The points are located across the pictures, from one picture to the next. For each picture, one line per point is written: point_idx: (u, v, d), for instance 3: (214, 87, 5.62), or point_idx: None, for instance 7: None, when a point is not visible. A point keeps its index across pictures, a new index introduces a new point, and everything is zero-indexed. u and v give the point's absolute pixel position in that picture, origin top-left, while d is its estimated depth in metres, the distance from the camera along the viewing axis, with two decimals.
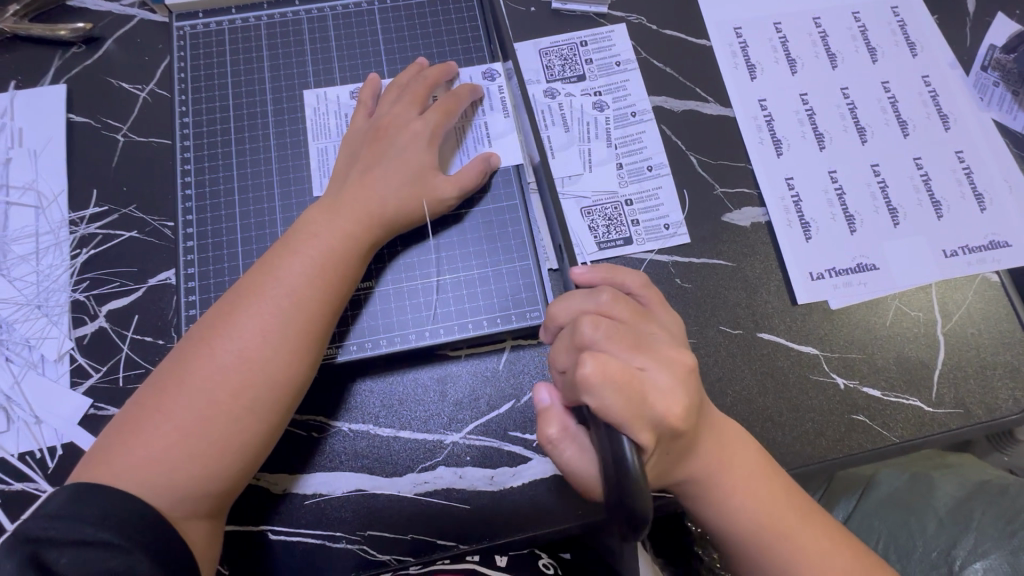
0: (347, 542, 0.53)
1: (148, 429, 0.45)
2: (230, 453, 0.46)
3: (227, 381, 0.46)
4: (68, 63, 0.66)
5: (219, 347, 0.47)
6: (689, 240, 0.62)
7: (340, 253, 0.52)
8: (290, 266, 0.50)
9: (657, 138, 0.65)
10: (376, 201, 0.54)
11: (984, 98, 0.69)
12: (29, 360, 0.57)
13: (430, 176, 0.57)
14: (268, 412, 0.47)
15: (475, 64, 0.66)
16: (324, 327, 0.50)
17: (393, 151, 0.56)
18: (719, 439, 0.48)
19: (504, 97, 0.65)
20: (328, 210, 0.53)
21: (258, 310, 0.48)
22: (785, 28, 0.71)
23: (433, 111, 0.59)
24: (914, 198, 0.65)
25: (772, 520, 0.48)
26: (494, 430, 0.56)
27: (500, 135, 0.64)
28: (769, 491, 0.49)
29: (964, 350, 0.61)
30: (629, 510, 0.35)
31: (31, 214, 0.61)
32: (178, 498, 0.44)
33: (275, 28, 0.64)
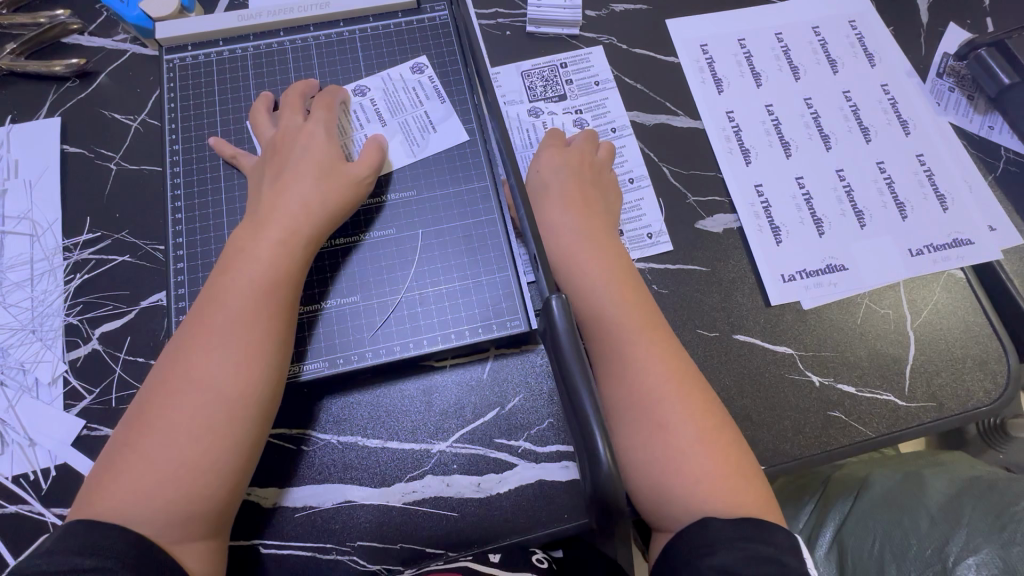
0: (337, 554, 0.54)
1: (121, 472, 0.46)
2: (209, 474, 0.47)
3: (192, 406, 0.47)
4: (63, 97, 0.69)
5: (180, 375, 0.48)
6: (672, 248, 0.65)
7: (281, 265, 0.52)
8: (233, 286, 0.51)
9: (637, 152, 0.68)
10: (295, 204, 0.54)
11: (940, 103, 0.72)
12: (23, 383, 0.59)
13: (338, 164, 0.58)
14: (237, 426, 0.48)
15: (400, 63, 0.67)
16: (274, 336, 0.51)
17: (294, 155, 0.57)
18: (640, 328, 0.54)
19: (437, 85, 0.66)
20: (253, 225, 0.54)
21: (206, 334, 0.49)
22: (749, 44, 0.74)
23: (317, 109, 0.60)
24: (878, 200, 0.67)
25: (699, 428, 0.51)
26: (480, 438, 0.57)
27: (442, 119, 0.64)
28: (693, 395, 0.52)
29: (934, 344, 0.63)
30: (605, 501, 0.35)
31: (27, 242, 0.63)
32: (166, 525, 0.45)
33: (261, 58, 0.67)
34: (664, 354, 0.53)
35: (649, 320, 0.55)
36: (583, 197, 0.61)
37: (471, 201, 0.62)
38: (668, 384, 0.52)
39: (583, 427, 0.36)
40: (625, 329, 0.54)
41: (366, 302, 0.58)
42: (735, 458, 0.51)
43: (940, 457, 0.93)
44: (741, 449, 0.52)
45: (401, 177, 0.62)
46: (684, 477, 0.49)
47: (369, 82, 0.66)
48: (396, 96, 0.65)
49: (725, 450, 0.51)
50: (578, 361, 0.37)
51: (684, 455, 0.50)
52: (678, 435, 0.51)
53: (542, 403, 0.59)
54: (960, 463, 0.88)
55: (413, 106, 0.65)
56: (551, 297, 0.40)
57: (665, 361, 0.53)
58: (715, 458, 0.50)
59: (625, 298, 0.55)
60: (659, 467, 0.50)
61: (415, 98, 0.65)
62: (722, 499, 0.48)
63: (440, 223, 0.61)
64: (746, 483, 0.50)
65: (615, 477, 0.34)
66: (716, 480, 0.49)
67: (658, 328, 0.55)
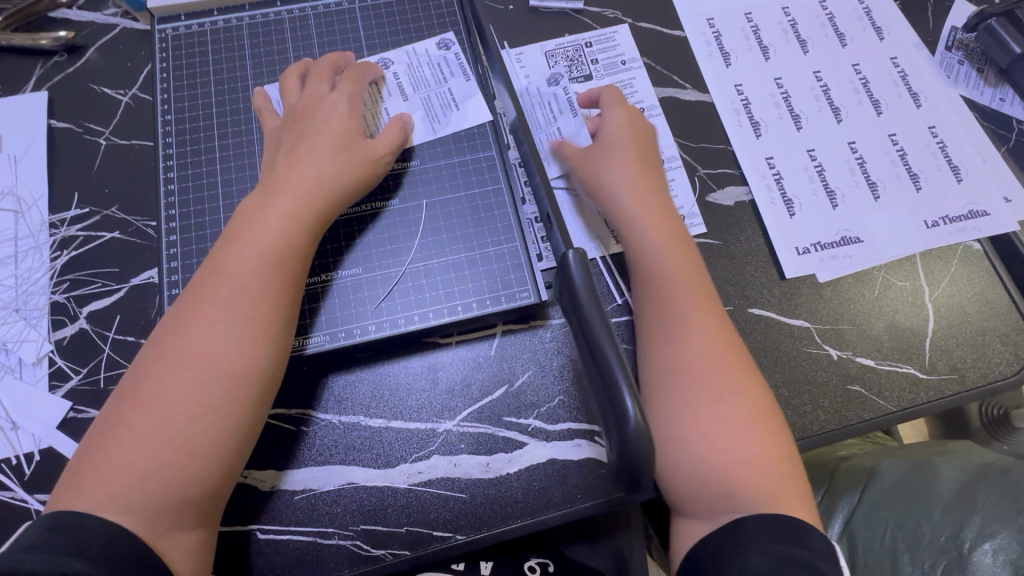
0: (340, 538, 0.51)
1: (109, 453, 0.43)
2: (203, 457, 0.44)
3: (190, 384, 0.44)
4: (50, 71, 0.66)
5: (177, 350, 0.45)
6: (707, 231, 0.63)
7: (284, 237, 0.49)
8: (237, 258, 0.48)
9: (669, 134, 0.66)
10: (308, 176, 0.51)
11: (950, 76, 0.71)
12: (6, 364, 0.56)
13: (357, 139, 0.55)
14: (237, 407, 0.45)
15: (428, 38, 0.65)
16: (279, 312, 0.48)
17: (315, 126, 0.54)
18: (687, 299, 0.52)
19: (463, 62, 0.64)
20: (262, 195, 0.51)
21: (206, 308, 0.46)
22: (756, 18, 0.73)
23: (343, 82, 0.57)
24: (892, 172, 0.66)
25: (726, 405, 0.49)
26: (489, 416, 0.55)
27: (465, 96, 0.62)
28: (721, 370, 0.50)
29: (953, 317, 0.61)
30: (632, 468, 0.33)
31: (10, 218, 0.60)
32: (157, 511, 0.42)
33: (256, 28, 0.65)
34: (711, 327, 0.51)
35: (701, 293, 0.53)
36: (641, 161, 0.58)
37: (476, 173, 0.60)
38: (712, 358, 0.50)
39: (608, 384, 0.33)
40: (671, 299, 0.52)
41: (370, 274, 0.56)
42: (775, 441, 0.48)
43: (949, 445, 0.91)
44: (781, 431, 0.49)
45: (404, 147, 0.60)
46: (710, 453, 0.47)
47: (392, 56, 0.64)
48: (420, 70, 0.63)
49: (763, 431, 0.48)
50: (604, 325, 0.35)
51: (711, 437, 0.48)
52: (707, 414, 0.48)
53: (552, 379, 0.56)
54: (969, 450, 0.86)
55: (436, 82, 0.62)
56: (568, 251, 0.38)
57: (711, 336, 0.51)
58: (740, 436, 0.48)
59: (678, 268, 0.53)
60: (683, 443, 0.48)
61: (439, 74, 0.63)
62: (745, 485, 0.46)
63: (445, 193, 0.59)
64: (773, 461, 0.47)
65: (645, 435, 0.32)
66: (741, 462, 0.47)
67: (700, 300, 0.52)
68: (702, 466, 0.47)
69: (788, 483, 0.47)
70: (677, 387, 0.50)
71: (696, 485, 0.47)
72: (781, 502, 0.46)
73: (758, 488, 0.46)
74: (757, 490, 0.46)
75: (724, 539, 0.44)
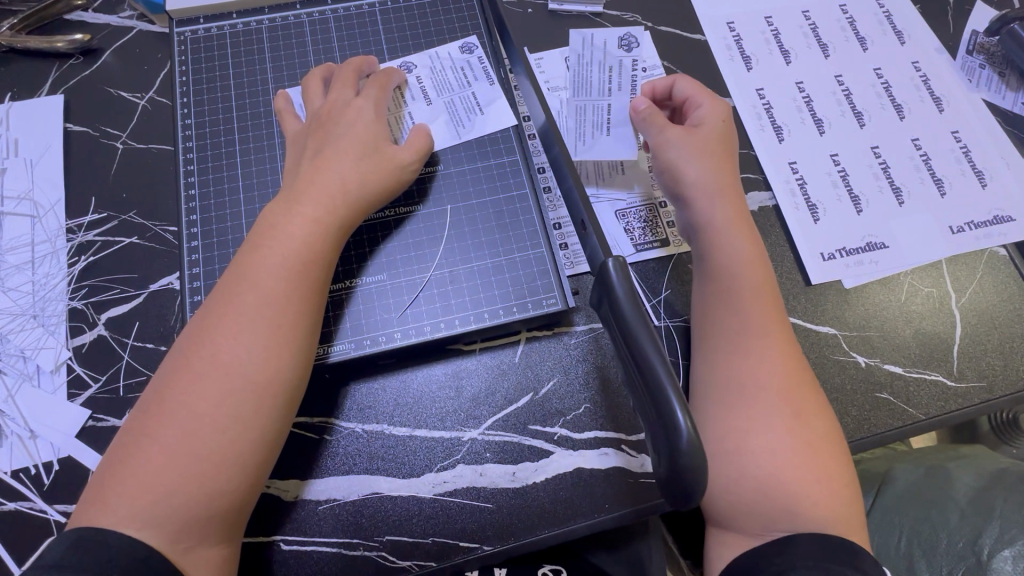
0: (364, 549, 0.51)
1: (132, 466, 0.42)
2: (229, 469, 0.43)
3: (215, 394, 0.43)
4: (65, 74, 0.65)
5: (202, 359, 0.44)
6: None
7: (309, 244, 0.48)
8: (263, 265, 0.47)
9: None
10: (333, 182, 0.51)
11: (972, 80, 0.70)
12: (23, 371, 0.55)
13: (383, 144, 0.54)
14: (263, 416, 0.44)
15: (450, 41, 0.64)
16: (304, 320, 0.47)
17: (340, 131, 0.53)
18: (753, 303, 0.51)
19: (486, 66, 0.63)
20: (286, 200, 0.50)
21: (230, 316, 0.46)
22: (777, 22, 0.72)
23: (369, 87, 0.57)
24: (916, 177, 0.65)
25: (773, 425, 0.48)
26: (514, 425, 0.54)
27: (490, 101, 0.61)
28: (772, 388, 0.49)
29: (980, 324, 0.60)
30: (681, 479, 0.32)
31: (27, 223, 0.59)
32: (182, 526, 0.42)
33: (276, 31, 0.64)
34: (777, 337, 0.51)
35: (768, 301, 0.52)
36: (724, 160, 0.56)
37: (499, 179, 0.59)
38: (769, 365, 0.49)
39: (656, 396, 0.33)
40: (737, 304, 0.51)
41: (394, 281, 0.55)
42: (823, 451, 0.48)
43: (962, 449, 0.89)
44: (835, 447, 0.49)
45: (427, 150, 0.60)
46: (754, 472, 0.47)
47: (415, 60, 0.63)
48: (443, 75, 0.62)
49: (809, 442, 0.48)
50: (649, 334, 0.34)
51: (758, 455, 0.47)
52: (758, 429, 0.48)
53: (578, 386, 0.56)
54: (983, 455, 0.85)
55: (460, 86, 0.62)
56: (608, 260, 0.37)
57: (767, 345, 0.50)
58: (787, 457, 0.47)
59: (750, 273, 0.52)
60: (727, 461, 0.48)
61: (462, 78, 0.62)
62: (784, 499, 0.46)
63: (468, 198, 0.58)
64: (817, 485, 0.47)
65: (697, 449, 0.31)
66: (785, 483, 0.47)
67: (764, 314, 0.51)
68: (739, 475, 0.47)
69: (830, 494, 0.47)
70: (728, 405, 0.49)
71: (735, 494, 0.47)
72: (818, 512, 0.46)
73: (797, 501, 0.46)
74: (799, 503, 0.46)
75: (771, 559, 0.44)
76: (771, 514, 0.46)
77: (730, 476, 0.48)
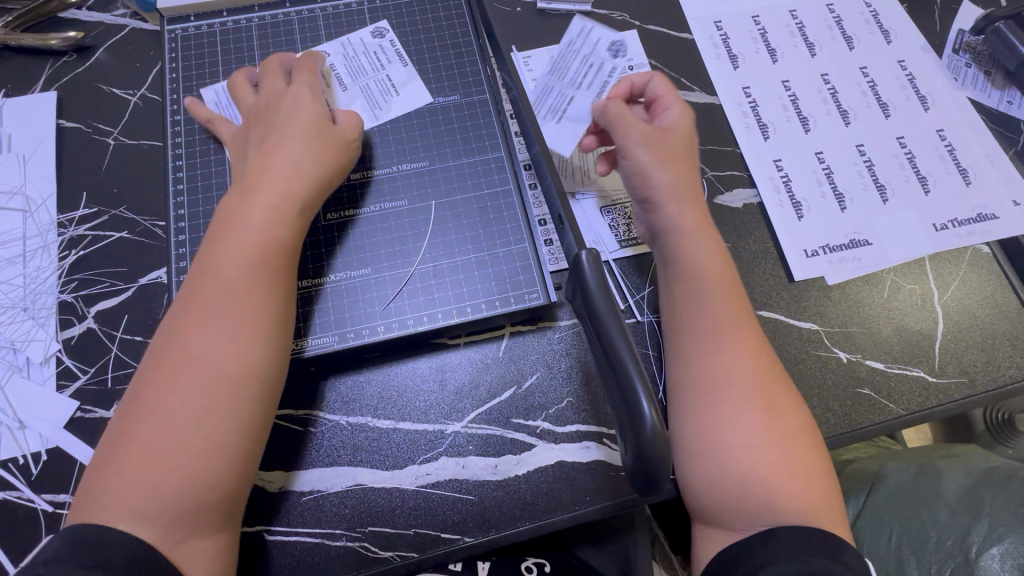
0: (347, 540, 0.51)
1: (119, 466, 0.43)
2: (216, 462, 0.44)
3: (192, 389, 0.44)
4: (58, 71, 0.66)
5: (177, 357, 0.45)
6: None
7: (270, 236, 0.49)
8: (225, 260, 0.47)
9: None
10: (282, 170, 0.51)
11: (958, 79, 0.71)
12: (13, 363, 0.56)
13: (325, 126, 0.55)
14: (243, 408, 0.45)
15: (360, 28, 0.66)
16: (272, 308, 0.48)
17: (281, 119, 0.54)
18: (721, 300, 0.52)
19: (398, 49, 0.65)
20: (238, 194, 0.50)
21: (200, 313, 0.46)
22: (763, 20, 0.73)
23: (298, 75, 0.57)
24: (900, 174, 0.66)
25: (747, 420, 0.48)
26: (497, 418, 0.55)
27: (404, 82, 0.64)
28: (744, 383, 0.49)
29: (963, 320, 0.61)
30: (648, 468, 0.33)
31: (19, 218, 0.60)
32: (173, 519, 0.42)
33: (265, 29, 0.65)
34: (745, 334, 0.51)
35: (736, 298, 0.52)
36: (689, 163, 0.55)
37: (484, 175, 0.60)
38: (737, 361, 0.50)
39: (623, 386, 0.33)
40: (705, 302, 0.52)
41: (378, 275, 0.56)
42: (798, 444, 0.49)
43: (952, 448, 0.89)
44: (808, 439, 0.49)
45: (412, 148, 0.61)
46: (732, 469, 0.48)
47: (329, 48, 0.65)
48: (356, 61, 0.64)
49: (785, 435, 0.48)
50: (621, 330, 0.35)
51: (735, 451, 0.48)
52: (733, 425, 0.48)
53: (560, 380, 0.56)
54: (974, 454, 0.85)
55: (374, 70, 0.64)
56: (580, 252, 0.38)
57: (734, 341, 0.51)
58: (765, 452, 0.48)
59: (716, 271, 0.52)
60: (706, 458, 0.48)
61: (377, 62, 0.64)
62: (762, 491, 0.47)
63: (453, 195, 0.59)
64: (797, 478, 0.47)
65: (660, 437, 0.32)
66: (764, 477, 0.47)
67: (734, 311, 0.52)
68: (716, 469, 0.48)
69: (808, 487, 0.47)
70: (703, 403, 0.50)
71: (715, 488, 0.48)
72: (796, 504, 0.46)
73: (775, 493, 0.47)
74: (776, 496, 0.46)
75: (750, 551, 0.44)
76: (750, 508, 0.47)
77: (710, 473, 0.48)
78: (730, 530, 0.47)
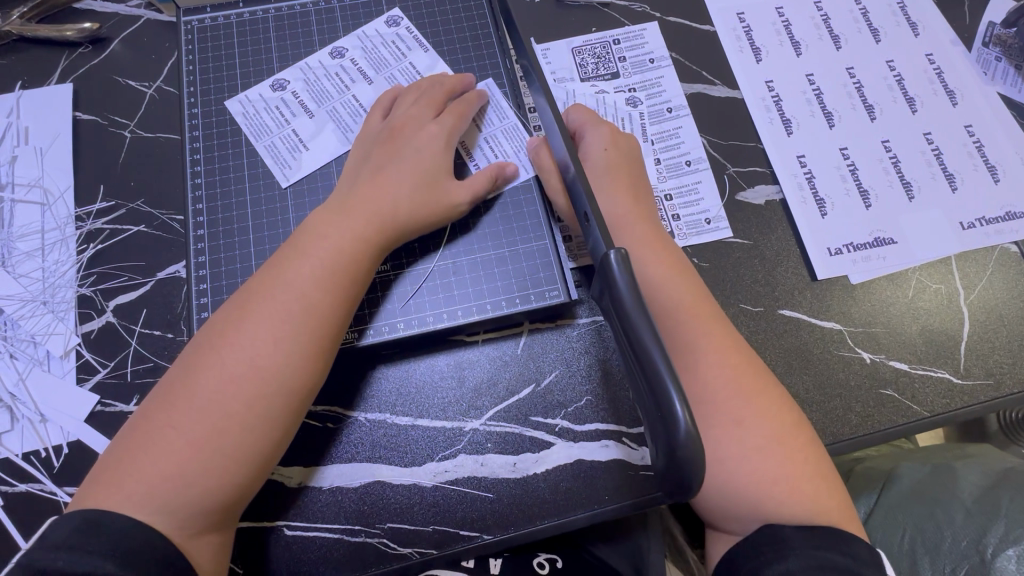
0: (366, 536, 0.51)
1: (149, 449, 0.43)
2: (242, 466, 0.44)
3: (238, 390, 0.44)
4: (74, 63, 0.66)
5: (231, 353, 0.45)
6: (731, 234, 0.62)
7: (346, 253, 0.49)
8: (300, 269, 0.48)
9: (694, 133, 0.65)
10: (385, 202, 0.52)
11: (987, 73, 0.69)
12: (34, 357, 0.56)
13: (442, 178, 0.55)
14: (279, 418, 0.45)
15: (375, 17, 0.65)
16: (333, 334, 0.48)
17: (408, 150, 0.55)
18: (685, 317, 0.51)
19: (416, 35, 0.65)
20: (336, 209, 0.51)
21: (260, 314, 0.46)
22: (788, 12, 0.71)
23: (448, 115, 0.58)
24: (927, 171, 0.64)
25: (747, 429, 0.48)
26: (516, 416, 0.54)
27: (429, 68, 0.64)
28: (736, 392, 0.49)
29: (988, 321, 0.60)
30: (680, 475, 0.33)
31: (37, 211, 0.60)
32: (190, 515, 0.42)
33: (282, 20, 0.65)
34: (717, 347, 0.50)
35: (704, 314, 0.51)
36: (624, 183, 0.56)
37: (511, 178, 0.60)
38: (711, 376, 0.49)
39: (655, 388, 0.33)
40: (667, 321, 0.50)
41: (399, 271, 0.56)
42: (801, 448, 0.48)
43: (969, 449, 0.88)
44: (813, 442, 0.49)
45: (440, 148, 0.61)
46: (739, 478, 0.47)
47: (346, 42, 0.64)
48: (377, 52, 0.64)
49: (786, 440, 0.48)
50: (655, 340, 0.33)
51: (736, 461, 0.47)
52: (730, 435, 0.48)
53: (578, 379, 0.56)
54: (990, 454, 0.84)
55: (396, 60, 0.64)
56: (609, 251, 0.37)
57: (711, 354, 0.50)
58: (776, 458, 0.47)
59: (671, 290, 0.51)
60: (718, 465, 0.48)
61: (396, 51, 0.64)
62: (781, 493, 0.46)
63: None
64: (812, 481, 0.47)
65: (694, 441, 0.32)
66: (782, 481, 0.47)
67: (712, 323, 0.51)
68: (726, 477, 0.47)
69: (820, 490, 0.47)
70: (699, 413, 0.49)
71: (731, 493, 0.47)
72: (814, 507, 0.46)
73: (794, 496, 0.46)
74: (795, 500, 0.46)
75: (770, 548, 0.44)
76: (767, 511, 0.46)
77: (719, 482, 0.47)
78: (750, 530, 0.47)
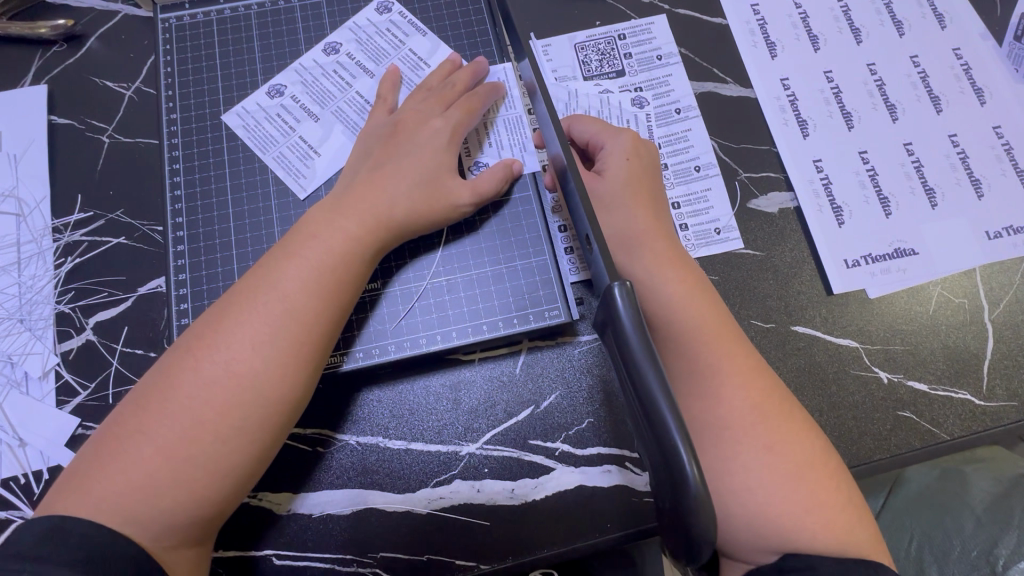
0: (358, 566, 0.49)
1: (121, 456, 0.40)
2: (220, 478, 0.41)
3: (216, 398, 0.41)
4: (49, 63, 0.62)
5: (210, 359, 0.42)
6: (741, 245, 0.58)
7: (336, 257, 0.46)
8: (288, 273, 0.45)
9: (705, 137, 0.61)
10: (383, 205, 0.49)
11: (1020, 70, 0.64)
12: (11, 378, 0.53)
13: (444, 175, 0.52)
14: (259, 431, 0.42)
15: (364, 6, 0.62)
16: (323, 348, 0.45)
17: (410, 147, 0.52)
18: (697, 341, 0.48)
19: (411, 20, 0.61)
20: (330, 210, 0.48)
21: (243, 320, 0.43)
22: (806, 3, 0.67)
23: (455, 109, 0.54)
24: (951, 176, 0.61)
25: (759, 459, 0.45)
26: (513, 439, 0.52)
27: (430, 52, 0.60)
28: (750, 417, 0.46)
29: (1013, 337, 0.57)
30: (686, 523, 0.30)
31: (12, 223, 0.57)
32: (165, 529, 0.40)
33: (266, 17, 0.61)
34: (741, 373, 0.47)
35: (726, 338, 0.48)
36: (644, 197, 0.53)
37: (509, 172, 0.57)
38: (722, 402, 0.46)
39: (659, 429, 0.30)
40: (681, 345, 0.48)
41: (391, 290, 0.54)
42: (816, 479, 0.45)
43: None
44: (829, 472, 0.46)
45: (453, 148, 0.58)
46: (750, 511, 0.44)
47: (338, 37, 0.60)
48: (373, 43, 0.60)
49: (802, 469, 0.45)
50: (660, 382, 0.30)
51: (747, 494, 0.45)
52: (742, 466, 0.45)
53: (580, 401, 0.53)
54: None
55: (395, 49, 0.60)
56: (613, 284, 0.34)
57: (724, 378, 0.47)
58: (788, 490, 0.45)
59: (684, 313, 0.48)
60: (728, 498, 0.45)
61: (393, 39, 0.61)
62: (793, 528, 0.44)
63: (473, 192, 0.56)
64: (828, 515, 0.44)
65: (702, 492, 0.29)
66: (795, 515, 0.44)
67: (730, 343, 0.48)
68: (735, 510, 0.45)
69: (836, 525, 0.44)
70: (708, 441, 0.46)
71: (739, 527, 0.45)
72: (830, 542, 0.44)
73: (807, 530, 0.44)
74: (808, 535, 0.44)
75: None
76: (778, 546, 0.44)
77: (728, 516, 0.45)
78: (760, 563, 0.44)
